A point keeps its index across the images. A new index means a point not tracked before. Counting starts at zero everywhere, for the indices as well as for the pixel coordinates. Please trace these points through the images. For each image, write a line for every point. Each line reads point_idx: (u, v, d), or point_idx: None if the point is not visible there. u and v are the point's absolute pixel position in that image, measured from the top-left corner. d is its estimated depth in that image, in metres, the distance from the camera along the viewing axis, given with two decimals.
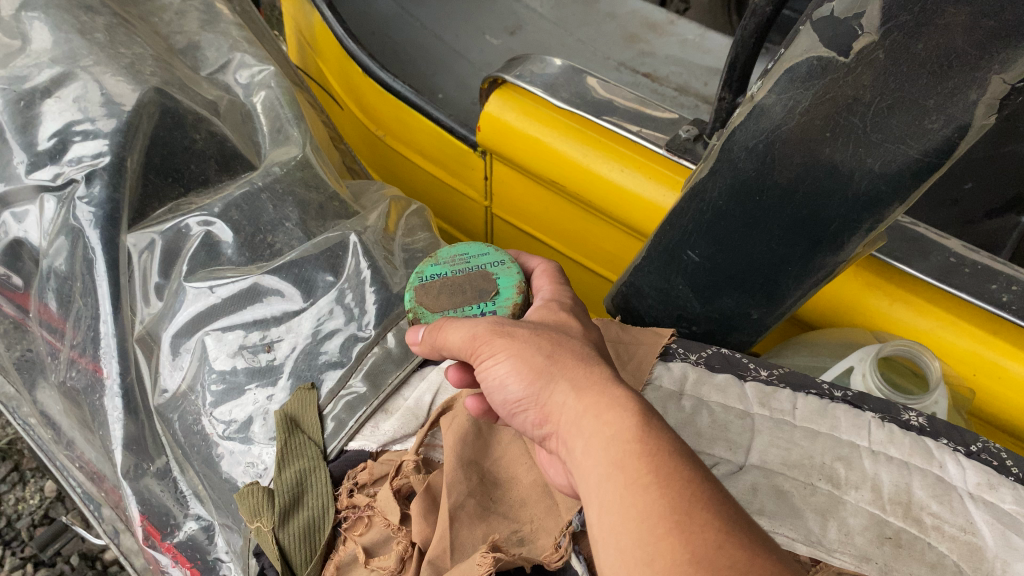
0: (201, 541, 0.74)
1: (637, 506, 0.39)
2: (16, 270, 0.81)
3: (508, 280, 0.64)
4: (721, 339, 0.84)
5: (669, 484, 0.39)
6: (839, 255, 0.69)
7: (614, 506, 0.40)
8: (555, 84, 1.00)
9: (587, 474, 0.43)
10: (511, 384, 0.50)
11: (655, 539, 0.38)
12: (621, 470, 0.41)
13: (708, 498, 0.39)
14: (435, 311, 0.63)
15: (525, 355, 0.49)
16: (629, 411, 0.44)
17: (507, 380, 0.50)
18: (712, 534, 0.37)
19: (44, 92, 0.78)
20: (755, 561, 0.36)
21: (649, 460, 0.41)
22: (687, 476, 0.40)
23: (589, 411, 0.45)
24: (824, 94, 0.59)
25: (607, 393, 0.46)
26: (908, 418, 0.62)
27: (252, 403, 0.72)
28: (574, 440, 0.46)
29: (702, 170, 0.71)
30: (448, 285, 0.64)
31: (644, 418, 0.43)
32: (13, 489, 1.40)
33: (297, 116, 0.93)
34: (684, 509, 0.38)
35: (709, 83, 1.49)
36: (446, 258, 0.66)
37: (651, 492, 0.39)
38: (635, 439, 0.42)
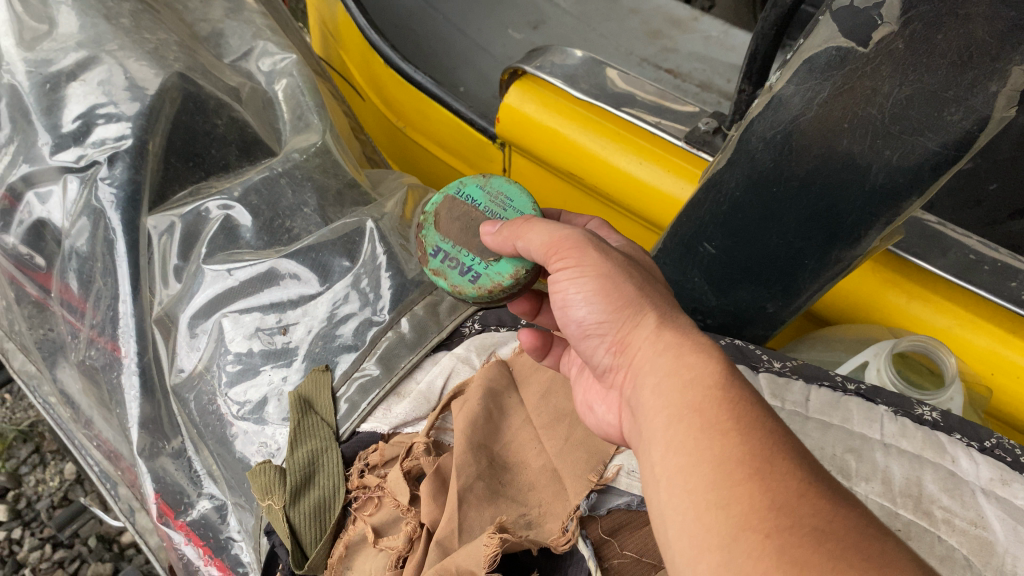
0: (214, 520, 0.76)
1: (713, 450, 0.39)
2: (39, 250, 0.82)
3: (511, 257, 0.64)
4: (735, 332, 0.84)
5: (750, 432, 0.39)
6: (856, 250, 0.68)
7: (688, 448, 0.40)
8: (576, 76, 1.00)
9: (658, 416, 0.43)
10: (595, 300, 0.51)
11: (733, 483, 0.38)
12: (699, 414, 0.41)
13: (788, 450, 0.39)
14: (438, 233, 0.67)
15: (615, 277, 0.50)
16: (710, 358, 0.44)
17: (591, 296, 0.51)
18: (794, 483, 0.37)
19: (69, 75, 0.79)
20: (837, 514, 0.36)
21: (730, 406, 0.41)
22: (767, 425, 0.40)
23: (670, 351, 0.46)
24: (843, 84, 0.58)
25: (691, 341, 0.46)
26: (921, 413, 0.62)
27: (268, 384, 0.72)
28: (648, 378, 0.46)
29: (719, 161, 0.71)
30: (468, 218, 0.67)
31: (727, 368, 0.43)
32: (33, 471, 1.42)
33: (318, 104, 0.94)
34: (764, 457, 0.38)
35: (731, 80, 1.48)
36: (492, 190, 0.68)
37: (730, 438, 0.39)
38: (716, 385, 0.42)
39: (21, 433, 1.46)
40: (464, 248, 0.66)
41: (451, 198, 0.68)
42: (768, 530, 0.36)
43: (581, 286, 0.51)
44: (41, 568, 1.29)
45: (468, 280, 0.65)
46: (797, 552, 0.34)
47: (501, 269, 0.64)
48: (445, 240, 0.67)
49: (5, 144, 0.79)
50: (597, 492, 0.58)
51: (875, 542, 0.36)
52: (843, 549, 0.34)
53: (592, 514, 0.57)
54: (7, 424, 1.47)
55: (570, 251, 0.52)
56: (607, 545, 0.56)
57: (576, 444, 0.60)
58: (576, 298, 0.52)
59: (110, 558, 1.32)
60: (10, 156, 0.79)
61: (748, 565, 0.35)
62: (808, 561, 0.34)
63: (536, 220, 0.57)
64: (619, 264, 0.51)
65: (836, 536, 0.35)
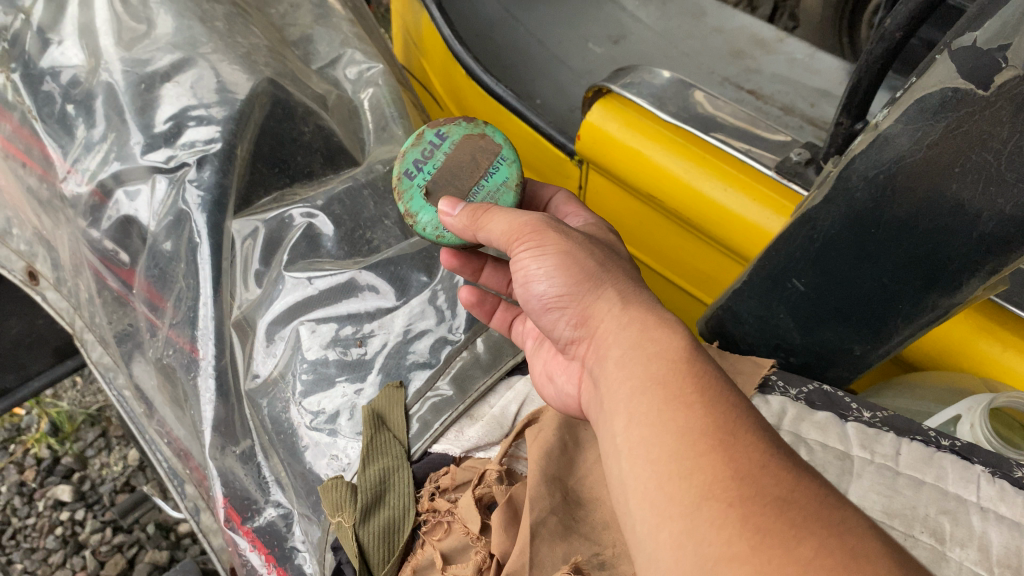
0: (281, 528, 0.74)
1: (676, 422, 0.42)
2: (125, 247, 0.83)
3: (429, 218, 0.72)
4: (818, 373, 0.80)
5: (713, 405, 0.42)
6: (955, 298, 0.65)
7: (649, 419, 0.43)
8: (663, 97, 0.99)
9: (625, 388, 0.46)
10: (552, 279, 0.56)
11: (696, 454, 0.40)
12: (663, 386, 0.44)
13: (750, 423, 0.41)
14: (452, 143, 0.74)
15: (574, 257, 0.55)
16: (675, 335, 0.47)
17: (547, 275, 0.56)
18: (756, 454, 0.39)
19: (163, 76, 0.81)
20: (800, 483, 0.38)
21: (693, 381, 0.43)
22: (729, 399, 0.43)
23: (635, 327, 0.49)
24: (957, 127, 0.56)
25: (655, 318, 0.49)
26: (1022, 476, 0.58)
27: (342, 396, 0.72)
28: (614, 350, 0.49)
29: (815, 197, 0.69)
30: (469, 170, 0.73)
31: (691, 345, 0.46)
32: (99, 454, 1.46)
33: (401, 115, 0.94)
34: (728, 430, 0.41)
35: (816, 105, 1.45)
36: (496, 186, 0.73)
37: (693, 410, 0.42)
38: (679, 360, 0.45)
39: (89, 417, 1.50)
40: (441, 165, 0.74)
41: (494, 151, 0.74)
42: (731, 499, 0.37)
43: (543, 263, 0.56)
44: (101, 551, 1.32)
45: (411, 168, 0.74)
46: (760, 520, 0.36)
47: (414, 201, 0.73)
48: (449, 152, 0.74)
49: (99, 141, 0.81)
50: None
51: (838, 512, 0.37)
52: (804, 519, 0.36)
53: None
54: (77, 407, 1.52)
55: (532, 235, 0.57)
56: None
57: None
58: (537, 273, 0.56)
59: (166, 545, 1.34)
60: (103, 153, 0.81)
61: (711, 532, 0.37)
62: (769, 529, 0.36)
63: (498, 212, 0.62)
64: (579, 244, 0.57)
65: (797, 505, 0.37)
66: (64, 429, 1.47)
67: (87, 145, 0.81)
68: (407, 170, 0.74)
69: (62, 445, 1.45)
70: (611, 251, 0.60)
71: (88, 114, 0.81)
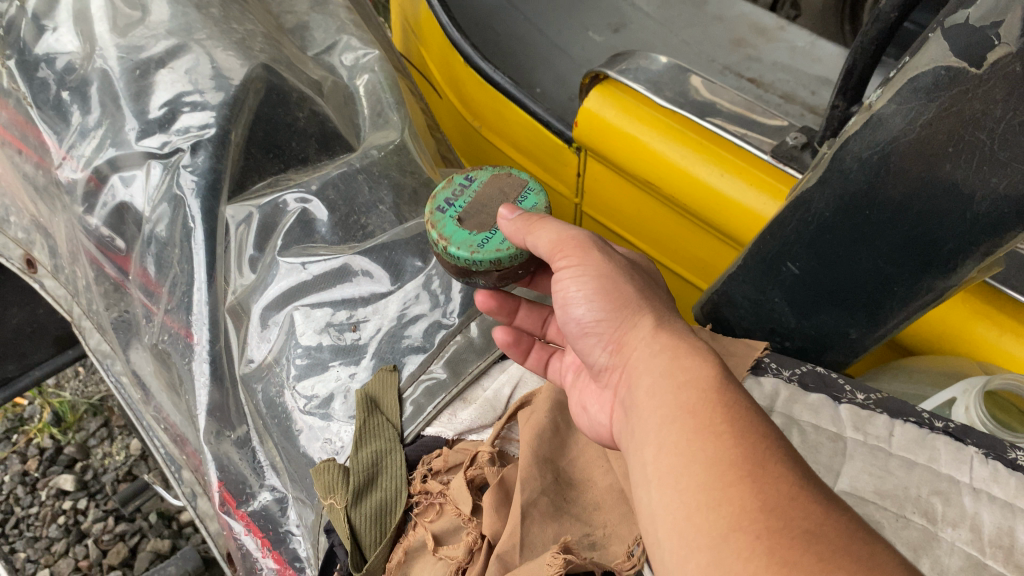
0: (275, 512, 0.76)
1: (705, 452, 0.41)
2: (121, 233, 0.83)
3: (463, 238, 0.67)
4: (814, 357, 0.80)
5: (743, 435, 0.41)
6: (950, 280, 0.65)
7: (679, 448, 0.42)
8: (659, 82, 0.99)
9: (654, 416, 0.45)
10: (590, 302, 0.55)
11: (724, 485, 0.39)
12: (692, 416, 0.43)
13: (780, 454, 0.41)
14: (481, 184, 0.72)
15: (611, 281, 0.55)
16: (706, 363, 0.46)
17: (586, 298, 0.55)
18: (786, 486, 0.39)
19: (158, 63, 0.80)
20: (829, 517, 0.38)
21: (723, 411, 0.43)
22: (760, 430, 0.42)
23: (665, 354, 0.48)
24: (951, 106, 0.55)
25: (687, 345, 0.48)
26: (1016, 458, 0.58)
27: (335, 380, 0.72)
28: (642, 377, 0.49)
29: (809, 179, 0.68)
30: (500, 200, 0.70)
31: (722, 372, 0.45)
32: (101, 444, 1.46)
33: (398, 101, 0.93)
34: (757, 461, 0.40)
35: (817, 93, 1.44)
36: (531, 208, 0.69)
37: (723, 440, 0.41)
38: (710, 390, 0.44)
39: (92, 407, 1.50)
40: (471, 200, 0.70)
41: (522, 184, 0.71)
42: (760, 532, 0.37)
43: (581, 284, 0.56)
44: (103, 540, 1.33)
45: (442, 205, 0.70)
46: (788, 553, 0.35)
47: (446, 228, 0.68)
48: (478, 191, 0.71)
49: (94, 127, 0.81)
50: None
51: (867, 546, 0.36)
52: (833, 552, 0.35)
53: None
54: (79, 397, 1.52)
55: (577, 252, 0.56)
56: None
57: None
58: (575, 295, 0.56)
59: (169, 534, 1.34)
60: (98, 139, 0.81)
61: (739, 566, 0.36)
62: (797, 563, 0.35)
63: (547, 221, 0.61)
64: (618, 267, 0.56)
65: (826, 538, 0.36)
66: (66, 419, 1.48)
67: (82, 132, 0.81)
68: (437, 206, 0.70)
69: (64, 435, 1.46)
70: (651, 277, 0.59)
71: (83, 100, 0.81)
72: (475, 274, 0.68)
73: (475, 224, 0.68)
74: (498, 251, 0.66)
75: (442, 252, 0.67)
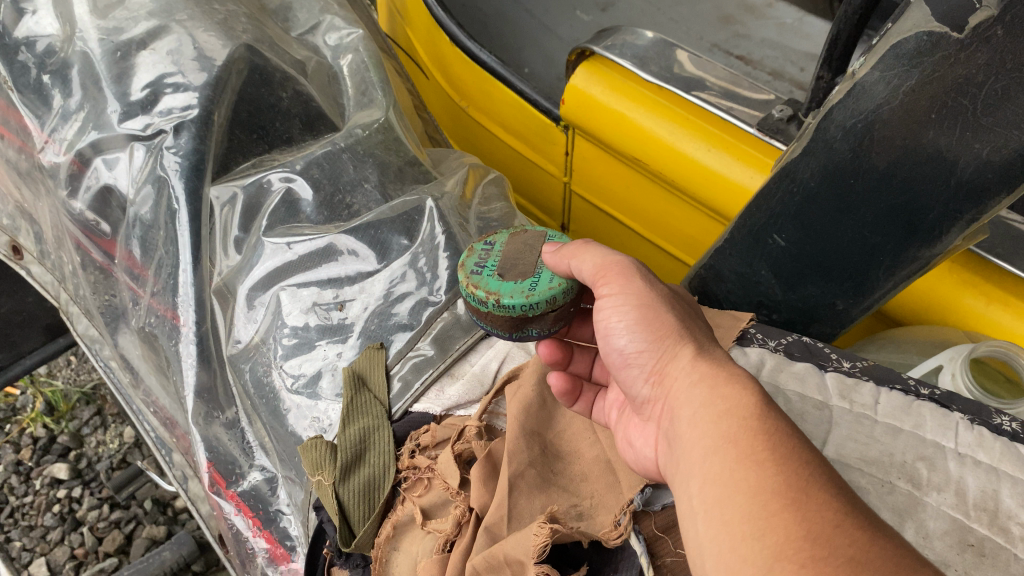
0: (264, 491, 0.76)
1: (748, 482, 0.39)
2: (105, 217, 0.83)
3: (509, 286, 0.60)
4: (801, 329, 0.79)
5: (786, 464, 0.39)
6: (936, 248, 0.64)
7: (722, 480, 0.40)
8: (646, 57, 0.99)
9: (696, 447, 0.43)
10: (632, 333, 0.51)
11: (768, 514, 0.37)
12: (735, 445, 0.41)
13: (825, 480, 0.38)
14: (503, 243, 0.65)
15: (653, 311, 0.51)
16: (747, 388, 0.44)
17: (629, 330, 0.51)
18: (831, 513, 0.37)
19: (139, 44, 0.80)
20: (874, 543, 0.35)
21: (766, 438, 0.40)
22: (804, 456, 0.40)
23: (705, 382, 0.46)
24: (933, 73, 0.55)
25: (727, 372, 0.46)
26: (1000, 423, 0.58)
27: (322, 359, 0.72)
28: (683, 407, 0.46)
29: (794, 149, 0.67)
30: (529, 247, 0.64)
31: (762, 398, 0.43)
32: (95, 432, 1.46)
33: (383, 80, 0.93)
34: (801, 489, 0.38)
35: (805, 69, 1.43)
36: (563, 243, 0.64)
37: (765, 469, 0.39)
38: (752, 417, 0.42)
39: (84, 396, 1.50)
40: (500, 257, 0.64)
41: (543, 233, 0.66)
42: (804, 560, 0.35)
43: (624, 316, 0.52)
44: (99, 527, 1.32)
45: (473, 270, 0.63)
46: None
47: (487, 285, 0.60)
48: (502, 248, 0.65)
49: (76, 110, 0.80)
50: (653, 486, 0.54)
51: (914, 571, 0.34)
52: None
53: (646, 509, 0.54)
54: (72, 385, 1.52)
55: (617, 279, 0.53)
56: (661, 541, 0.53)
57: None
58: (617, 327, 0.52)
59: (164, 521, 1.34)
60: (80, 123, 0.80)
61: None
62: None
63: (589, 244, 0.57)
64: (661, 296, 0.52)
65: (873, 565, 0.34)
66: (59, 408, 1.47)
67: (64, 115, 0.81)
68: (471, 271, 0.62)
69: (58, 424, 1.45)
70: (694, 307, 0.55)
71: (64, 83, 0.80)
72: (530, 323, 0.60)
73: (517, 273, 0.61)
74: (551, 288, 0.59)
75: (491, 309, 0.60)
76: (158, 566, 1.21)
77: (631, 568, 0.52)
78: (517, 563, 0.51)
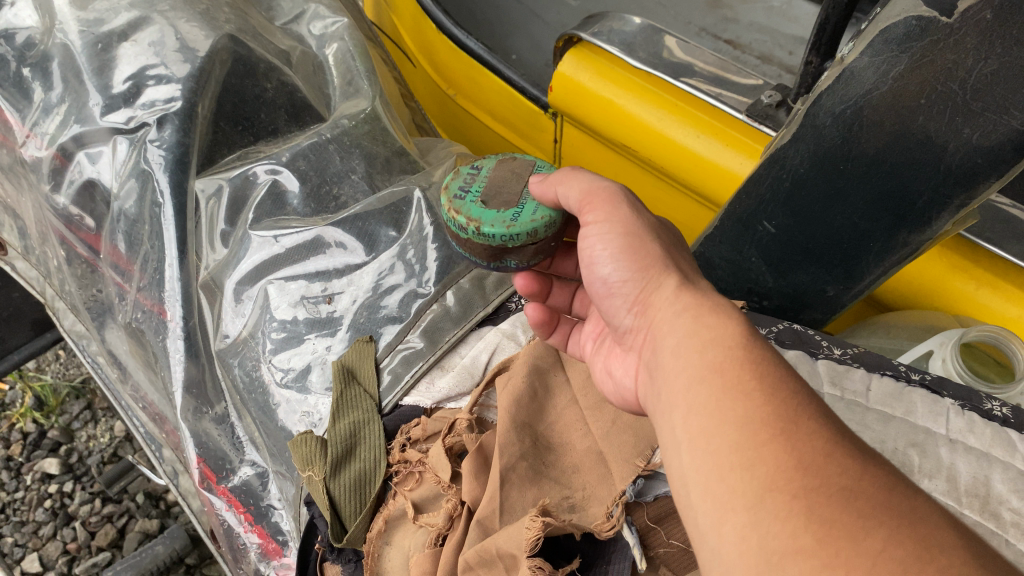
0: (256, 487, 0.76)
1: (734, 412, 0.38)
2: (89, 211, 0.82)
3: (493, 214, 0.60)
4: (792, 316, 0.79)
5: (773, 394, 0.37)
6: (926, 234, 0.64)
7: (705, 409, 0.39)
8: (634, 43, 0.98)
9: (680, 373, 0.42)
10: (617, 262, 0.51)
11: (757, 444, 0.36)
12: (720, 374, 0.39)
13: (813, 411, 0.37)
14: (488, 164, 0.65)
15: (637, 243, 0.50)
16: (731, 321, 0.42)
17: (615, 259, 0.51)
18: (820, 443, 0.35)
19: (121, 35, 0.79)
20: (866, 472, 0.34)
21: (752, 367, 0.39)
22: (791, 385, 0.38)
23: (688, 312, 0.44)
24: (923, 57, 0.54)
25: (711, 303, 0.45)
26: (990, 408, 0.58)
27: (311, 353, 0.72)
28: (667, 336, 0.45)
29: (783, 136, 0.67)
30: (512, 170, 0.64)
31: (747, 330, 0.42)
32: (85, 427, 1.45)
33: (369, 69, 0.92)
34: (789, 417, 0.36)
35: (794, 53, 1.43)
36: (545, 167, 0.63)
37: (753, 399, 0.37)
38: (737, 347, 0.40)
39: (74, 390, 1.49)
40: (485, 178, 0.63)
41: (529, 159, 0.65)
42: (795, 490, 0.34)
43: (607, 244, 0.51)
44: (90, 522, 1.32)
45: (457, 193, 0.63)
46: (829, 512, 0.32)
47: (471, 210, 0.60)
48: (488, 169, 0.64)
49: (57, 104, 0.79)
50: (645, 476, 0.55)
51: (908, 502, 0.33)
52: (872, 509, 0.33)
53: (638, 500, 0.54)
54: (61, 379, 1.51)
55: (602, 207, 0.52)
56: (653, 532, 0.53)
57: (624, 427, 0.57)
58: (603, 256, 0.52)
59: (156, 514, 1.33)
60: (62, 116, 0.79)
61: (775, 526, 0.33)
62: (838, 522, 0.32)
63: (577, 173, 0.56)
64: (646, 229, 0.51)
65: (866, 496, 0.33)
66: (49, 403, 1.46)
67: (45, 108, 0.80)
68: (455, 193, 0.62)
69: (48, 419, 1.44)
70: (678, 241, 0.55)
71: (44, 76, 0.79)
72: (509, 252, 0.61)
73: (501, 201, 0.61)
74: (533, 220, 0.59)
75: (470, 234, 0.60)
76: (151, 560, 1.20)
77: (623, 559, 0.52)
78: (509, 557, 0.51)
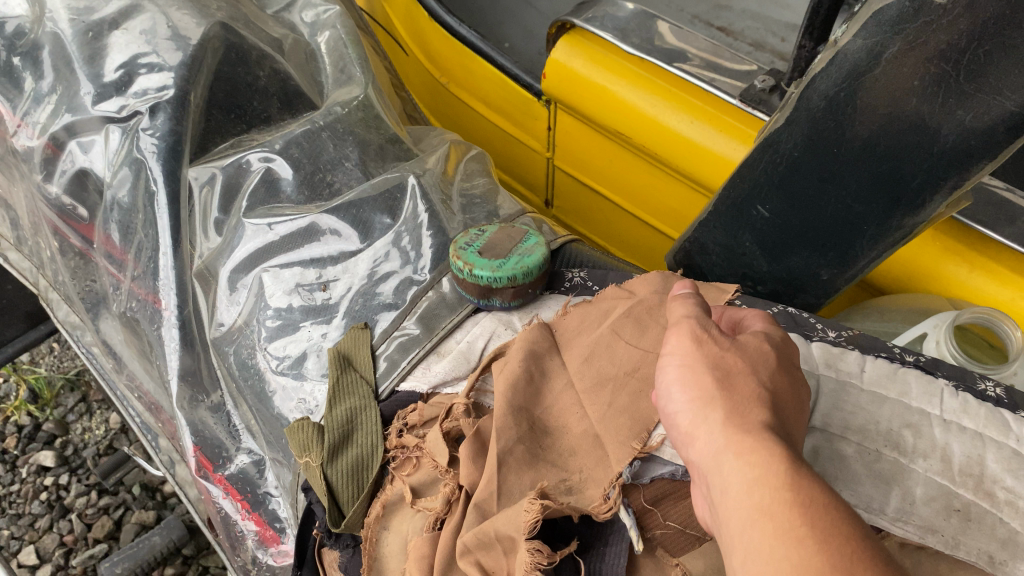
0: (252, 474, 0.77)
1: (787, 565, 0.33)
2: (82, 201, 0.82)
3: (483, 266, 0.68)
4: (786, 300, 0.79)
5: (829, 540, 0.33)
6: (919, 216, 0.64)
7: (760, 563, 0.34)
8: (626, 29, 0.98)
9: (729, 525, 0.37)
10: (676, 397, 0.45)
11: None
12: (770, 517, 0.35)
13: (874, 556, 0.32)
14: (489, 228, 0.72)
15: (693, 371, 0.44)
16: (779, 452, 0.38)
17: (673, 393, 0.45)
18: None
19: (111, 24, 0.78)
20: None
21: (802, 510, 0.34)
22: (847, 530, 0.34)
23: (732, 447, 0.39)
24: (915, 39, 0.54)
25: (758, 435, 0.39)
26: (984, 388, 0.60)
27: (307, 340, 0.71)
28: (716, 478, 0.40)
29: (777, 119, 0.67)
30: (499, 242, 0.71)
31: (798, 465, 0.37)
32: (80, 419, 1.45)
33: (362, 57, 0.91)
34: (846, 569, 0.32)
35: (786, 39, 1.43)
36: (524, 257, 0.69)
37: (806, 549, 0.33)
38: (785, 485, 0.36)
39: (68, 382, 1.49)
40: (483, 240, 0.71)
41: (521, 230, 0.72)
42: None
43: (670, 378, 0.46)
44: (87, 514, 1.32)
45: (461, 244, 0.70)
46: None
47: (469, 258, 0.68)
48: (485, 232, 0.72)
49: (48, 93, 0.79)
50: (641, 459, 0.55)
51: None
52: None
53: (635, 482, 0.54)
54: (55, 372, 1.51)
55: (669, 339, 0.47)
56: (650, 514, 0.53)
57: (620, 410, 0.57)
58: (665, 393, 0.46)
59: (153, 505, 1.33)
60: (53, 105, 0.79)
61: None
62: None
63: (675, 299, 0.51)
64: (709, 352, 0.45)
65: None
66: (43, 396, 1.46)
67: (36, 98, 0.79)
68: (455, 251, 0.70)
69: (42, 411, 1.44)
70: (755, 355, 0.46)
71: (35, 65, 0.78)
72: (494, 292, 0.69)
73: (495, 252, 0.69)
74: (514, 268, 0.68)
75: (465, 276, 0.68)
76: (147, 551, 1.21)
77: (621, 541, 0.52)
78: (508, 540, 0.51)
